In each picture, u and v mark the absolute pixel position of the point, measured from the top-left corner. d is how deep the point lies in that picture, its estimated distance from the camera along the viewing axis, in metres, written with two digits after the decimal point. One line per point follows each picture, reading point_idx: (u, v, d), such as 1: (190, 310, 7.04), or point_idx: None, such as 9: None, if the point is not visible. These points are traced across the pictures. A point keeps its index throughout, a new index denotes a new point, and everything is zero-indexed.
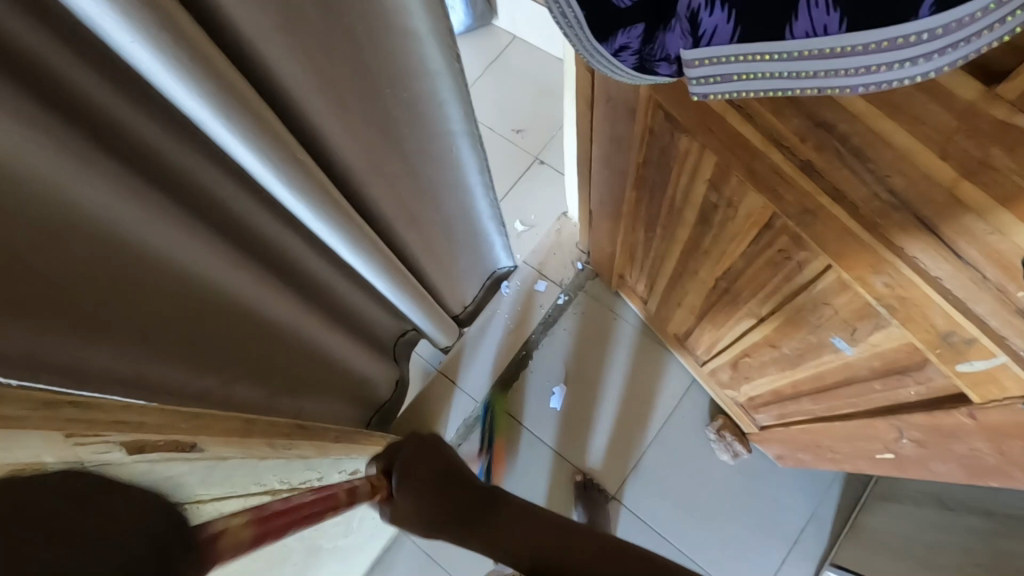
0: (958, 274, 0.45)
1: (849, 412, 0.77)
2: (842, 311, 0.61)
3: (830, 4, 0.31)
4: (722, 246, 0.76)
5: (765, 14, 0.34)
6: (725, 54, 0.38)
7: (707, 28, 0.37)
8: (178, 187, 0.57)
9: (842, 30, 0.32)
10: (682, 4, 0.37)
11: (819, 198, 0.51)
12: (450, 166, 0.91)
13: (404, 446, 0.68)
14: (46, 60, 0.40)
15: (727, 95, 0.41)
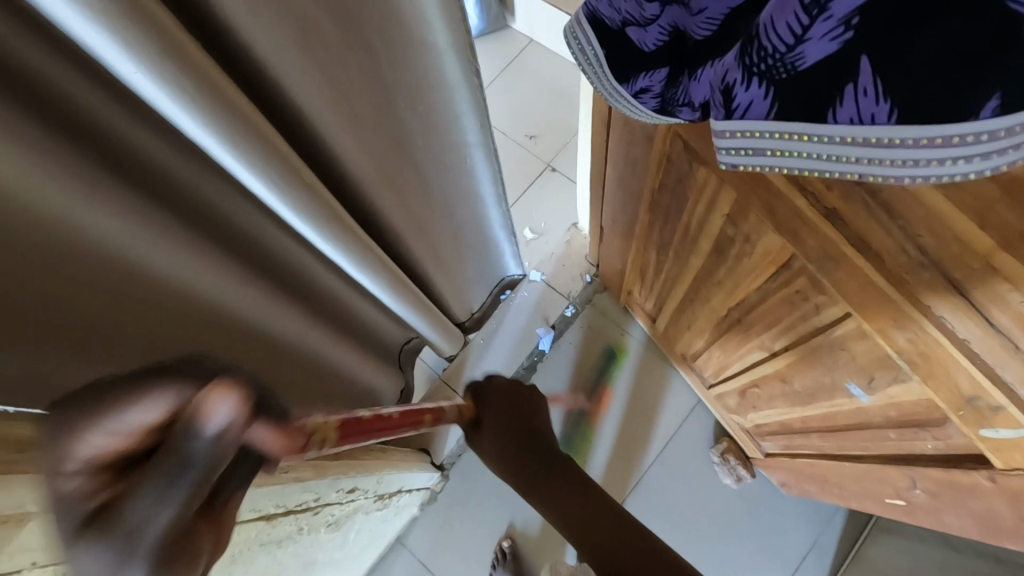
0: (987, 339, 0.43)
1: (859, 453, 0.75)
2: (860, 360, 0.59)
3: (881, 94, 0.29)
4: (736, 278, 0.74)
5: (805, 95, 0.32)
6: (758, 129, 0.35)
7: (741, 102, 0.35)
8: (188, 208, 0.55)
9: (892, 121, 0.29)
10: (716, 76, 0.36)
11: (843, 248, 0.49)
12: (464, 177, 0.89)
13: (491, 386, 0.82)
14: (53, 84, 0.39)
15: (759, 168, 0.38)
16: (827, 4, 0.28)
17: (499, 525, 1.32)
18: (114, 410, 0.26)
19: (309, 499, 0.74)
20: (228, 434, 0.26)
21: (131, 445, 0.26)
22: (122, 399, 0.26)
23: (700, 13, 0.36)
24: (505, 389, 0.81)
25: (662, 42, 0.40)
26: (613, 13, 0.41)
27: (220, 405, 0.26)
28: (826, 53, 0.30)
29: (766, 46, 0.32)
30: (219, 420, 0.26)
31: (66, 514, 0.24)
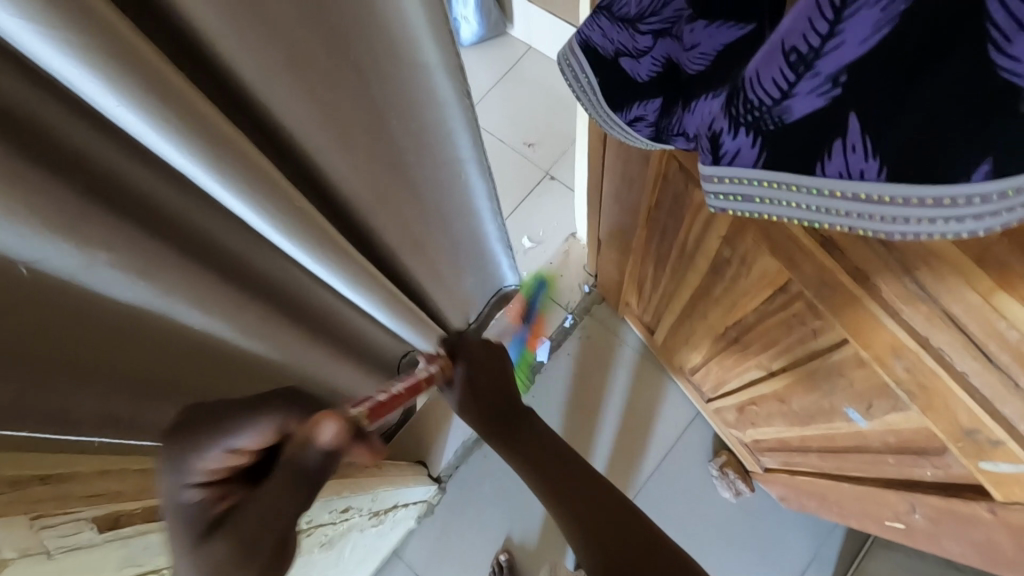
0: (986, 374, 0.42)
1: (858, 475, 0.74)
2: (858, 385, 0.58)
3: (869, 150, 0.28)
4: (733, 298, 0.73)
5: (794, 147, 0.31)
6: (747, 176, 0.35)
7: (729, 150, 0.35)
8: (182, 238, 0.52)
9: (881, 178, 0.28)
10: (704, 122, 0.35)
11: (839, 276, 0.48)
12: (460, 192, 0.88)
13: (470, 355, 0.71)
14: (29, 113, 0.37)
15: (748, 214, 0.37)
16: (812, 62, 0.28)
17: (495, 539, 1.31)
18: (233, 435, 0.44)
19: (301, 522, 0.73)
20: (331, 449, 0.45)
21: (243, 457, 0.45)
22: (233, 428, 0.44)
23: (692, 48, 0.36)
24: (482, 348, 0.72)
25: (655, 73, 0.40)
26: (606, 43, 0.41)
27: (329, 428, 0.44)
28: (814, 108, 0.29)
29: (752, 99, 0.32)
30: (326, 439, 0.44)
31: (199, 519, 0.41)
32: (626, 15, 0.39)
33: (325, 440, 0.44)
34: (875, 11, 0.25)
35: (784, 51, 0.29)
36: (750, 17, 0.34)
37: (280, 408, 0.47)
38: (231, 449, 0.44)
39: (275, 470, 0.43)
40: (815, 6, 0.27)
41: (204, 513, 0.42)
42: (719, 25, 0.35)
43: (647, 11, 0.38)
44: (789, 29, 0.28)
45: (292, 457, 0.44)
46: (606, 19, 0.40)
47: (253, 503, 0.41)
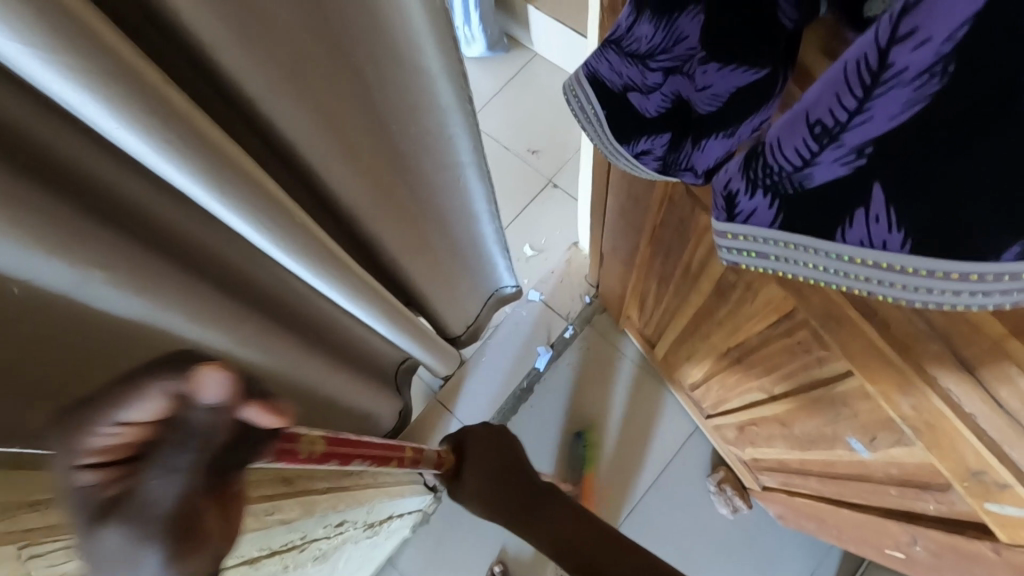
0: (994, 417, 0.41)
1: (858, 502, 0.73)
2: (862, 417, 0.58)
3: (892, 221, 0.28)
4: (736, 321, 0.73)
5: (812, 212, 0.31)
6: (763, 235, 0.34)
7: (744, 209, 0.34)
8: (175, 250, 0.51)
9: (904, 249, 0.28)
10: (720, 181, 0.35)
11: (847, 310, 0.47)
12: (459, 197, 0.83)
13: (470, 436, 0.82)
14: (21, 127, 0.36)
15: (761, 269, 0.36)
16: (837, 135, 0.28)
17: (490, 549, 1.30)
18: (118, 404, 0.24)
19: (296, 537, 0.72)
20: (219, 415, 0.24)
21: (135, 436, 0.25)
22: (121, 395, 0.25)
23: (704, 89, 0.34)
24: (485, 434, 0.81)
25: (665, 109, 0.39)
26: (614, 77, 0.40)
27: (210, 381, 0.24)
28: (836, 176, 0.29)
29: (772, 164, 0.31)
30: (209, 398, 0.24)
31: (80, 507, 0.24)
32: (636, 51, 0.37)
33: (207, 398, 0.24)
34: (906, 91, 0.24)
35: (808, 122, 0.28)
36: (764, 62, 0.31)
37: (179, 362, 0.25)
38: (118, 422, 0.24)
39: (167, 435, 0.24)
40: (844, 81, 0.26)
41: (89, 500, 0.24)
42: (731, 69, 0.32)
43: (658, 49, 0.35)
44: (814, 101, 0.28)
45: (173, 421, 0.24)
46: (614, 54, 0.39)
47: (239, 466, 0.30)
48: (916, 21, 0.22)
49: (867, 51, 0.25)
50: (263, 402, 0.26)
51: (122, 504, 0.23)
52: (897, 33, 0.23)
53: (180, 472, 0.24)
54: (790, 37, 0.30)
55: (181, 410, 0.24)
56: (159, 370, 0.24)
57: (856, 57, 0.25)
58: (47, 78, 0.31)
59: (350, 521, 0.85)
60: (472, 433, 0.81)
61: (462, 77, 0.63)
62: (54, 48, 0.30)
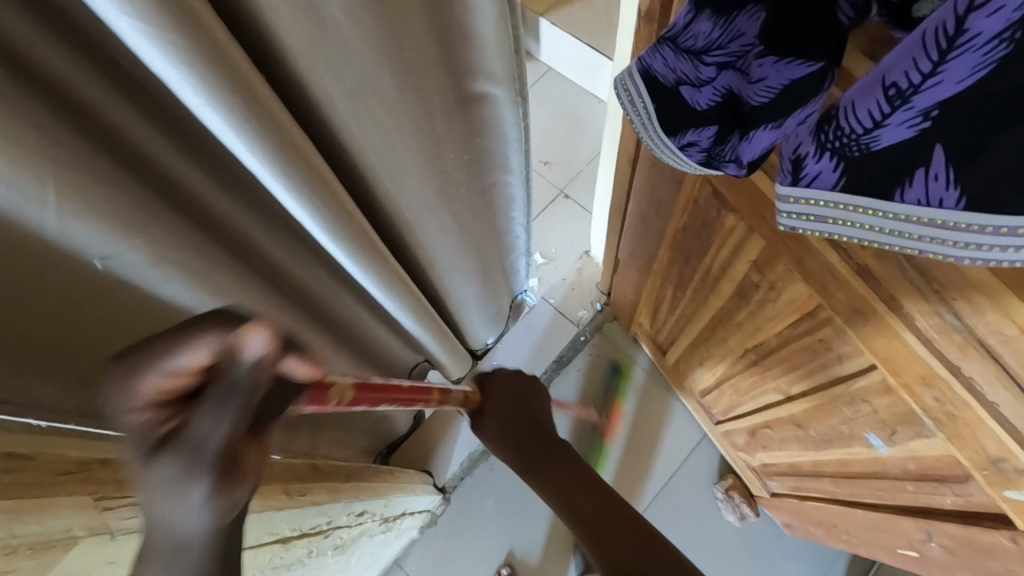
0: (1016, 404, 0.43)
1: (873, 502, 0.75)
2: (882, 412, 0.60)
3: (951, 180, 0.31)
4: (756, 322, 0.75)
5: (874, 174, 0.34)
6: (823, 198, 0.37)
7: (809, 172, 0.36)
8: (218, 234, 0.51)
9: (959, 206, 0.31)
10: (788, 146, 0.37)
11: (874, 303, 0.50)
12: (499, 213, 0.85)
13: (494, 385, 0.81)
14: (93, 105, 0.36)
15: (817, 233, 0.39)
16: (909, 97, 0.29)
17: (497, 552, 1.31)
18: (171, 351, 0.26)
19: (322, 523, 0.74)
20: (261, 365, 0.25)
21: (185, 384, 0.27)
22: (171, 343, 0.26)
23: (759, 81, 0.37)
24: (513, 381, 0.82)
25: (715, 102, 0.42)
26: (668, 72, 0.43)
27: (252, 337, 0.25)
28: (903, 138, 0.31)
29: (843, 127, 0.33)
30: (253, 354, 0.25)
31: (142, 440, 0.27)
32: (692, 47, 0.40)
33: (250, 354, 0.25)
34: (977, 55, 0.26)
35: (883, 85, 0.30)
36: (818, 55, 0.34)
37: (228, 320, 0.26)
38: (169, 367, 0.26)
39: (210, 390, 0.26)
40: (921, 45, 0.28)
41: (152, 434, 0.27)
42: (789, 62, 0.35)
43: (714, 44, 0.39)
44: (891, 64, 0.30)
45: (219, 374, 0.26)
46: (669, 50, 0.42)
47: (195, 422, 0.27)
48: None
49: (945, 19, 0.27)
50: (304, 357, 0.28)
51: (175, 440, 0.27)
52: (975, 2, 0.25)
53: (229, 418, 0.26)
54: (843, 34, 0.34)
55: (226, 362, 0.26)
56: (204, 324, 0.26)
57: (935, 23, 0.27)
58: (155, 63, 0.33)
59: (371, 512, 0.86)
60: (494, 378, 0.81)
61: (517, 85, 0.63)
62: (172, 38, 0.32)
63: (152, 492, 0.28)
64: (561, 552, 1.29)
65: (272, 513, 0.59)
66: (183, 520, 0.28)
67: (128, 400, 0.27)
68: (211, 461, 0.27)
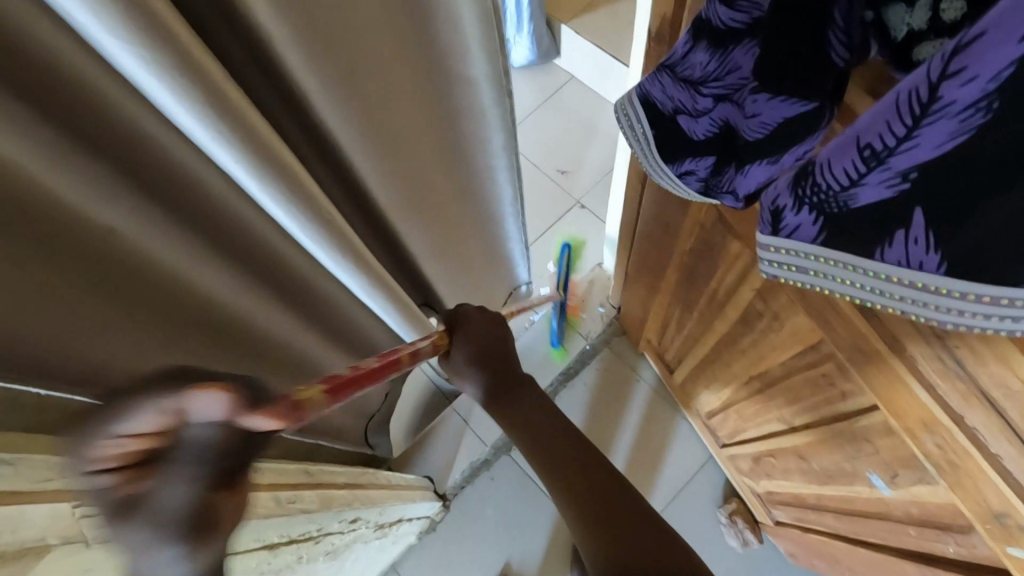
0: (1021, 460, 0.41)
1: (875, 542, 0.73)
2: (884, 453, 0.58)
3: (932, 244, 0.30)
4: (760, 350, 0.73)
5: (853, 230, 0.33)
6: (802, 249, 0.37)
7: (790, 224, 0.36)
8: (250, 249, 0.49)
9: (940, 271, 0.30)
10: (767, 198, 0.37)
11: (875, 343, 0.48)
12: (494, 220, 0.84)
13: (465, 318, 0.63)
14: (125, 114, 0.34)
15: (796, 283, 0.39)
16: (885, 158, 0.30)
17: (494, 563, 1.29)
18: (115, 414, 0.19)
19: (312, 529, 0.74)
20: (225, 426, 0.19)
21: (137, 453, 0.19)
22: (116, 406, 0.19)
23: (754, 116, 0.37)
24: (483, 322, 0.63)
25: (712, 134, 0.41)
26: (666, 99, 0.43)
27: (206, 398, 0.18)
28: (880, 198, 0.31)
29: (820, 183, 0.33)
30: (206, 414, 0.19)
31: (102, 506, 0.20)
32: (689, 77, 0.40)
33: (204, 418, 0.19)
34: (953, 122, 0.26)
35: (858, 145, 0.30)
36: (811, 96, 0.33)
37: (185, 377, 0.19)
38: (122, 436, 0.19)
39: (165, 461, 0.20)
40: (895, 110, 0.28)
41: (108, 503, 0.21)
42: (782, 100, 0.34)
43: (711, 76, 0.38)
44: (865, 127, 0.30)
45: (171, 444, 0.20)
46: (667, 77, 0.42)
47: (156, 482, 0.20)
48: (966, 61, 0.25)
49: (918, 84, 0.27)
50: (273, 407, 0.21)
51: (135, 509, 0.20)
52: (947, 70, 0.25)
53: (194, 481, 0.20)
54: (840, 75, 0.32)
55: (186, 426, 0.19)
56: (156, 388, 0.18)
57: (908, 88, 0.27)
58: (182, 117, 0.32)
59: (363, 520, 0.86)
60: (464, 323, 0.62)
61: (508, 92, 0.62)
62: (187, 94, 0.30)
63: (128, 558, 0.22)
64: (559, 567, 1.27)
65: (260, 521, 0.60)
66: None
67: (84, 467, 0.20)
68: (175, 528, 0.21)
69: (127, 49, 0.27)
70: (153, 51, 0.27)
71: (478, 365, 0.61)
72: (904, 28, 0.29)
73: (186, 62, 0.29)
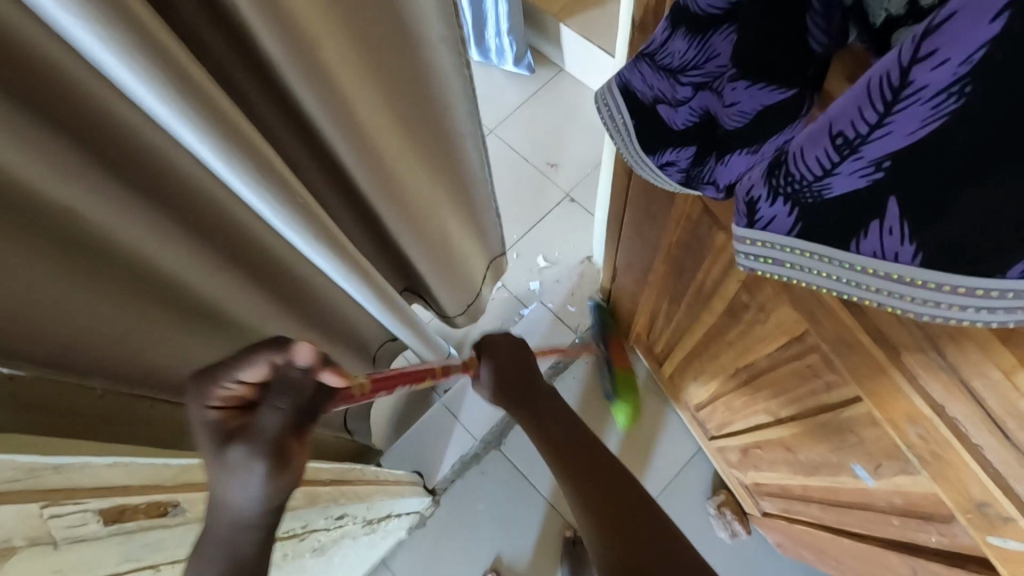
0: (1002, 449, 0.41)
1: (860, 532, 0.73)
2: (868, 444, 0.59)
3: (905, 234, 0.30)
4: (747, 343, 0.73)
5: (829, 220, 0.33)
6: (779, 241, 0.36)
7: (764, 216, 0.36)
8: (217, 231, 0.49)
9: (915, 262, 0.30)
10: (743, 189, 0.37)
11: (858, 335, 0.48)
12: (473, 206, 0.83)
13: (494, 348, 0.68)
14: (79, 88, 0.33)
15: (774, 276, 0.38)
16: (858, 147, 0.29)
17: (484, 556, 1.29)
18: (235, 368, 0.35)
19: (298, 526, 0.73)
20: (311, 372, 0.35)
21: (248, 390, 0.36)
22: (236, 362, 0.35)
23: (732, 105, 0.36)
24: (510, 346, 0.69)
25: (692, 123, 0.41)
26: (646, 89, 0.42)
27: (302, 349, 0.34)
28: (854, 187, 0.31)
29: (794, 173, 0.33)
30: (302, 359, 0.35)
31: (211, 434, 0.35)
32: (669, 66, 0.39)
33: (300, 359, 0.35)
34: (925, 108, 0.26)
35: (830, 133, 0.30)
36: (792, 83, 0.33)
37: (275, 341, 0.35)
38: (236, 380, 0.35)
39: (268, 394, 0.35)
40: (867, 95, 0.28)
41: (219, 429, 0.35)
42: (761, 87, 0.34)
43: (690, 64, 0.37)
44: (837, 113, 0.30)
45: (278, 378, 0.35)
46: (647, 67, 0.41)
47: (261, 413, 0.34)
48: (936, 43, 0.25)
49: (889, 69, 0.27)
50: (337, 369, 0.36)
51: (245, 431, 0.34)
52: (918, 53, 0.25)
53: (284, 410, 0.35)
54: (820, 62, 0.32)
55: (288, 367, 0.35)
56: (265, 344, 0.35)
57: (880, 72, 0.27)
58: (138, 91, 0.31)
59: (350, 516, 0.85)
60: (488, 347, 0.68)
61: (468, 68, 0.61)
62: None
63: (225, 475, 0.34)
64: (550, 560, 1.28)
65: None
66: (242, 499, 0.35)
67: (205, 403, 0.35)
68: (266, 446, 0.34)
69: (90, 32, 0.27)
70: (114, 34, 0.28)
71: (504, 376, 0.67)
72: (882, 14, 0.29)
73: (145, 45, 0.29)
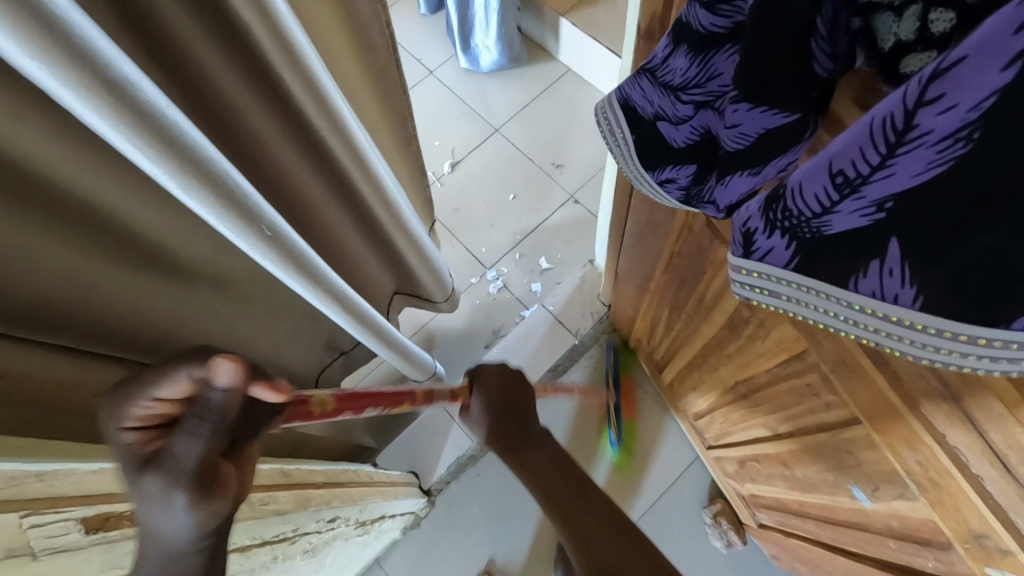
0: (1001, 482, 0.40)
1: (857, 551, 0.72)
2: (866, 467, 0.58)
3: (906, 277, 0.30)
4: (746, 357, 0.72)
5: (826, 258, 0.33)
6: (775, 273, 0.36)
7: (762, 247, 0.36)
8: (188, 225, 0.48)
9: (915, 305, 0.30)
10: (739, 218, 0.36)
11: (859, 358, 0.47)
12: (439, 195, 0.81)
13: (487, 378, 0.68)
14: None
15: (771, 307, 0.38)
16: (859, 186, 0.29)
17: (477, 559, 1.29)
18: (152, 383, 0.28)
19: (288, 530, 0.73)
20: (234, 394, 0.26)
21: (169, 410, 0.29)
22: (151, 377, 0.29)
23: (733, 127, 0.35)
24: (500, 378, 0.69)
25: (692, 141, 0.40)
26: (647, 105, 0.41)
27: (220, 367, 0.25)
28: (855, 225, 0.30)
29: (793, 208, 0.33)
30: (221, 383, 0.25)
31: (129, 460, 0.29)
32: (669, 82, 0.38)
33: (219, 386, 0.26)
34: (930, 152, 0.25)
35: (830, 171, 0.30)
36: (796, 108, 0.32)
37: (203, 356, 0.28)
38: (153, 397, 0.29)
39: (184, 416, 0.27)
40: (870, 136, 0.27)
41: (137, 454, 0.29)
42: (762, 111, 0.33)
43: (691, 82, 0.37)
44: (838, 152, 0.29)
45: (193, 401, 0.27)
46: (648, 82, 0.40)
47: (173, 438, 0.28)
48: (944, 87, 0.24)
49: (894, 110, 0.26)
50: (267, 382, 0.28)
51: (160, 458, 0.28)
52: (924, 97, 0.24)
53: (200, 440, 0.27)
54: (826, 85, 0.31)
55: (205, 391, 0.26)
56: (185, 358, 0.28)
57: (884, 113, 0.26)
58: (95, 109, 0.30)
59: (342, 519, 0.85)
60: (478, 375, 0.69)
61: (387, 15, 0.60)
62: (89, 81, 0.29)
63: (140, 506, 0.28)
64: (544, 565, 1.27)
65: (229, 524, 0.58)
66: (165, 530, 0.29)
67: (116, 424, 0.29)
68: (189, 477, 0.28)
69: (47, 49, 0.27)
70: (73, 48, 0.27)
71: (495, 406, 0.66)
72: (891, 40, 0.28)
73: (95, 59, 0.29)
